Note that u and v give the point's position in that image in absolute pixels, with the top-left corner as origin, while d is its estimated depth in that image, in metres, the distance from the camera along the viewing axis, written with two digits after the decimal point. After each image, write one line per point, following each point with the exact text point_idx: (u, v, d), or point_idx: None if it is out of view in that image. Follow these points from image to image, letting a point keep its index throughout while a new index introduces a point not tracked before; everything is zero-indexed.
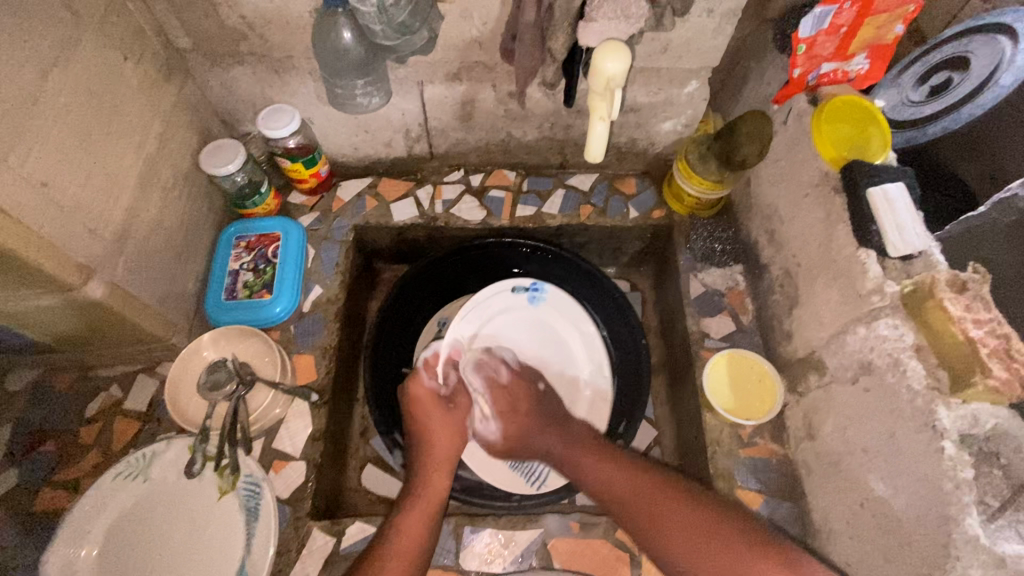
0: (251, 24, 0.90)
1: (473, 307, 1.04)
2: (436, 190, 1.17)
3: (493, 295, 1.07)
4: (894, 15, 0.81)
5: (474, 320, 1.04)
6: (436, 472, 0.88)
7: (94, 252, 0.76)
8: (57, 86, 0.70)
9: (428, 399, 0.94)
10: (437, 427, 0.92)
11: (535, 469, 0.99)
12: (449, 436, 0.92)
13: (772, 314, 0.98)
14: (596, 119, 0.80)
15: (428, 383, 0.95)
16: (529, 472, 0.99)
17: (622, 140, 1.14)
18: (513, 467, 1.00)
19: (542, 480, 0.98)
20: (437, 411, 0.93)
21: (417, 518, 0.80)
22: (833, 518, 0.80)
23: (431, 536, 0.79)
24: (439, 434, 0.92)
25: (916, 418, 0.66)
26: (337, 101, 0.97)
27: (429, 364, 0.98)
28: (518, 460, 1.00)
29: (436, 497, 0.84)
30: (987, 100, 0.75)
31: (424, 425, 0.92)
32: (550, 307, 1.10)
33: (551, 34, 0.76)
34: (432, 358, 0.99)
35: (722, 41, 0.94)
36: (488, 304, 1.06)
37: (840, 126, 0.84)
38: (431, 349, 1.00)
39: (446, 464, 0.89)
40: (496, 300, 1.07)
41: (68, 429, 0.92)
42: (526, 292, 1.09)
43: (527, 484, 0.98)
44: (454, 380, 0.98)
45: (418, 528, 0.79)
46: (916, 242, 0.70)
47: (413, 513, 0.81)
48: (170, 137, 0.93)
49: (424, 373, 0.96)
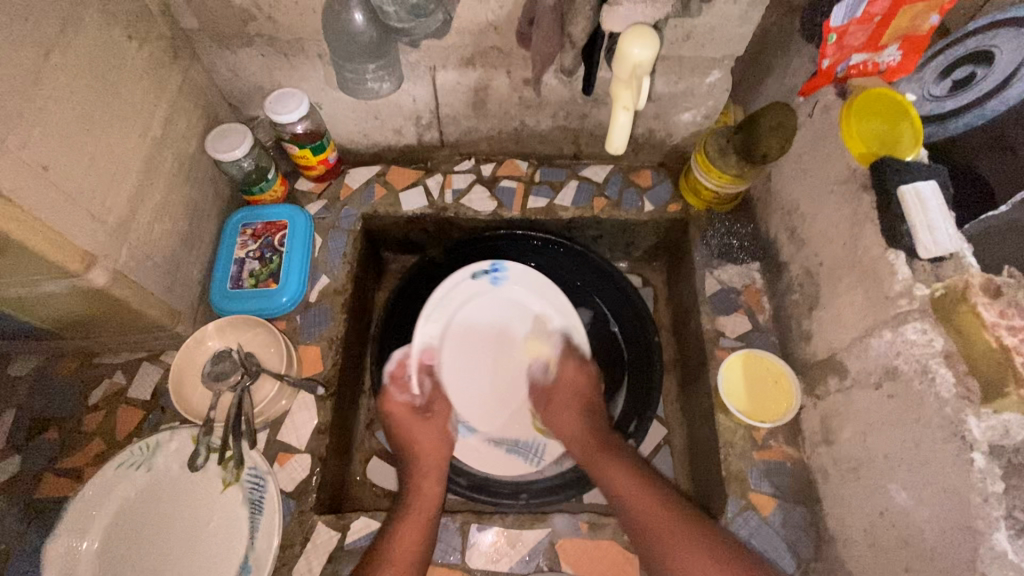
0: (259, 4, 0.87)
1: (435, 307, 1.01)
2: (446, 179, 1.14)
3: (455, 287, 1.03)
4: (930, 5, 0.75)
5: (439, 319, 1.01)
6: (427, 480, 0.87)
7: (97, 238, 0.74)
8: (58, 66, 0.68)
9: (405, 413, 0.94)
10: (424, 441, 0.92)
11: (532, 446, 0.98)
12: (433, 443, 0.92)
13: (790, 314, 0.95)
14: (618, 109, 0.76)
15: (400, 398, 0.95)
16: (528, 451, 0.98)
17: (639, 132, 1.11)
18: (510, 451, 0.98)
19: (541, 455, 0.97)
20: (417, 423, 0.93)
21: (412, 526, 0.79)
22: (849, 526, 0.78)
23: (426, 544, 0.78)
24: (426, 444, 0.92)
25: (944, 427, 0.64)
26: (346, 87, 0.92)
27: (397, 378, 0.98)
28: (515, 444, 0.98)
29: (429, 503, 0.84)
30: (1012, 96, 0.72)
31: (410, 440, 0.92)
32: (518, 284, 1.05)
33: (571, 19, 0.73)
34: (398, 370, 0.98)
35: (748, 29, 0.90)
36: (450, 299, 1.02)
37: (871, 122, 0.79)
38: (396, 361, 0.99)
39: (435, 472, 0.89)
40: (455, 292, 1.03)
41: (71, 416, 0.90)
42: (486, 275, 1.04)
43: (524, 464, 0.97)
44: (428, 385, 0.98)
45: (416, 534, 0.79)
46: (948, 244, 0.67)
47: (407, 523, 0.80)
48: (175, 120, 0.90)
49: (394, 389, 0.96)
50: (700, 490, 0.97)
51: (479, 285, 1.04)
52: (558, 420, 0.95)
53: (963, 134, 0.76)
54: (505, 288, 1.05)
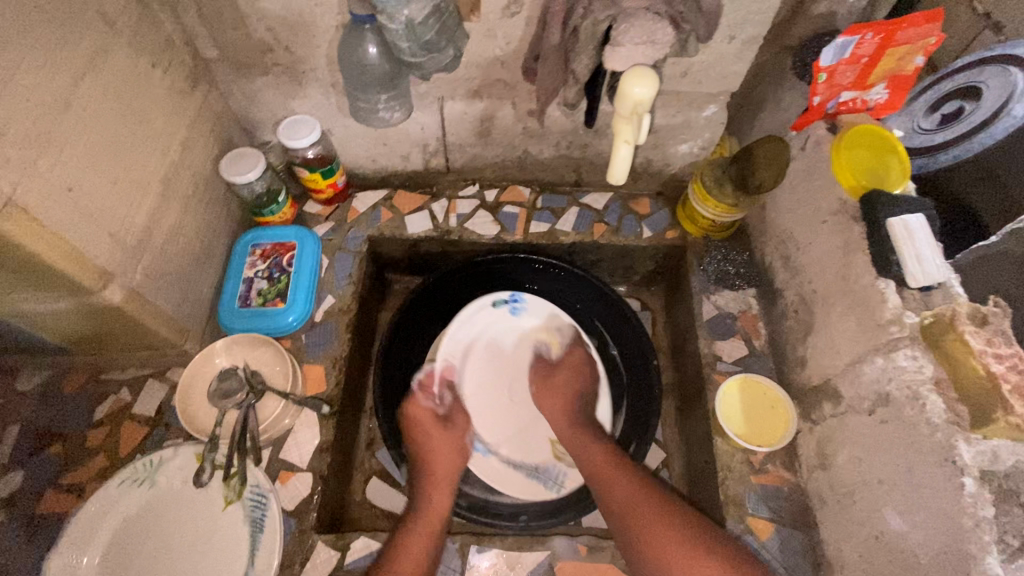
0: (277, 36, 0.92)
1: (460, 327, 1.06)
2: (451, 204, 1.17)
3: (478, 313, 1.09)
4: (915, 47, 0.81)
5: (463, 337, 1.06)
6: (438, 490, 0.89)
7: (115, 257, 0.76)
8: (88, 92, 0.71)
9: (427, 419, 0.96)
10: (441, 451, 0.94)
11: (552, 473, 1.00)
12: (450, 455, 0.94)
13: (785, 339, 0.97)
14: (620, 142, 0.79)
15: (425, 405, 0.98)
16: (547, 478, 1.00)
17: (638, 161, 1.15)
18: (530, 475, 1.00)
19: (560, 484, 0.99)
20: (436, 431, 0.95)
21: (421, 541, 0.80)
22: (846, 551, 0.79)
23: (431, 559, 0.79)
24: (441, 454, 0.93)
25: (935, 452, 0.66)
26: (359, 115, 0.98)
27: (425, 387, 1.01)
28: (536, 470, 1.01)
29: (438, 516, 0.85)
30: (1000, 130, 0.76)
31: (425, 449, 0.93)
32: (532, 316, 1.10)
33: (576, 57, 0.77)
34: (427, 379, 1.02)
35: (743, 67, 0.95)
36: (475, 322, 1.08)
37: (859, 152, 0.84)
38: (424, 370, 1.03)
39: (446, 484, 0.90)
40: (480, 316, 1.08)
41: (75, 432, 0.91)
42: (505, 305, 1.10)
43: (543, 489, 0.99)
44: (447, 398, 1.02)
45: (419, 549, 0.78)
46: (936, 274, 0.70)
47: (414, 535, 0.81)
48: (193, 144, 0.94)
49: (421, 396, 0.99)
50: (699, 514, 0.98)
51: (499, 312, 1.10)
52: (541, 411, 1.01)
53: (953, 166, 0.80)
54: (524, 319, 1.10)
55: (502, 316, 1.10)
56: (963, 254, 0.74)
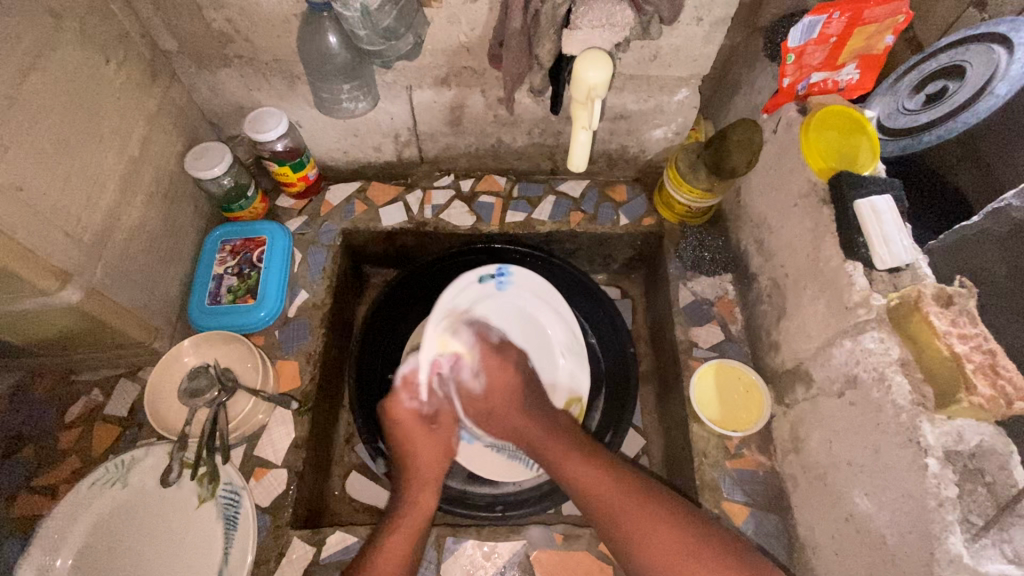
0: (236, 26, 0.90)
1: (446, 308, 0.92)
2: (426, 195, 1.16)
3: (461, 290, 0.96)
4: (884, 26, 0.81)
5: (449, 323, 0.94)
6: (420, 491, 0.85)
7: (72, 256, 0.75)
8: (35, 88, 0.70)
9: (412, 422, 0.89)
10: (427, 455, 0.89)
11: (531, 451, 0.99)
12: (437, 456, 0.89)
13: (760, 324, 0.97)
14: (578, 128, 0.80)
15: (410, 405, 0.89)
16: (527, 456, 0.99)
17: (612, 147, 1.13)
18: (509, 457, 0.99)
19: (539, 460, 0.99)
20: (421, 433, 0.89)
21: (400, 543, 0.77)
22: (818, 533, 0.79)
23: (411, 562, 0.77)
24: (426, 454, 0.89)
25: (900, 434, 0.65)
26: (321, 106, 0.96)
27: (409, 382, 0.91)
28: (516, 450, 0.99)
29: (422, 518, 0.82)
30: (983, 109, 0.72)
31: (408, 447, 0.89)
32: (520, 289, 1.03)
33: (538, 41, 0.76)
34: (410, 375, 0.91)
35: (712, 49, 0.93)
36: (457, 304, 0.95)
37: (828, 133, 0.83)
38: (408, 364, 0.92)
39: (433, 482, 0.87)
40: (464, 294, 0.97)
41: (46, 435, 0.90)
42: (492, 279, 1.01)
43: (524, 469, 0.98)
44: (437, 395, 0.92)
45: (401, 552, 0.76)
46: (903, 256, 0.71)
47: (397, 538, 0.78)
48: (155, 140, 0.92)
49: (404, 394, 0.90)
50: None
51: (485, 288, 1.00)
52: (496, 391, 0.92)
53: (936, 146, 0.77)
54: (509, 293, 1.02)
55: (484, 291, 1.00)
56: (946, 234, 0.73)
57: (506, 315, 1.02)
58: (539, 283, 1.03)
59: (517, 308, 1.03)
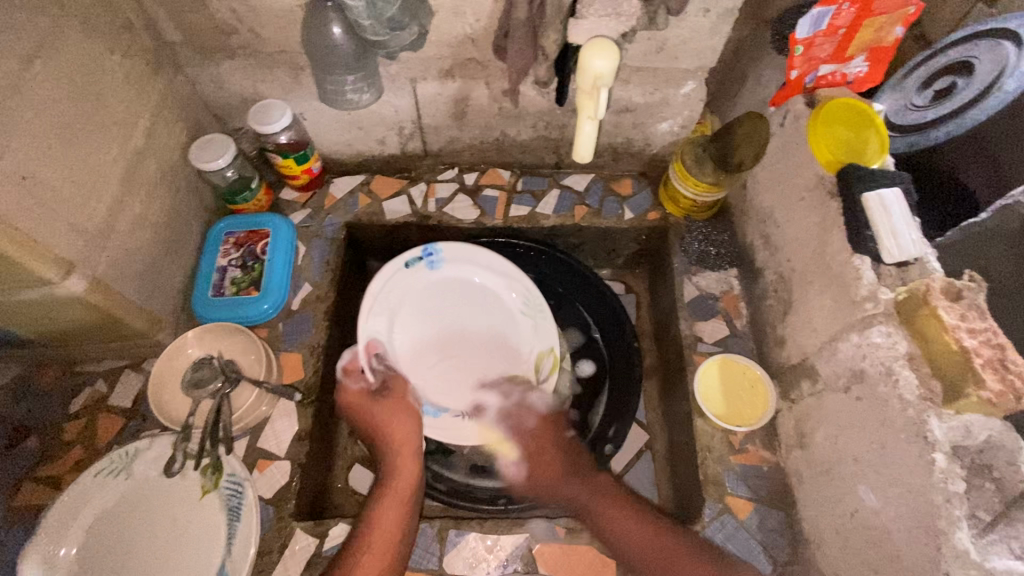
0: (240, 17, 0.89)
1: (374, 300, 0.98)
2: (430, 188, 1.15)
3: (389, 279, 1.00)
4: (894, 17, 0.80)
5: (382, 311, 0.99)
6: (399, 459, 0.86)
7: (76, 247, 0.75)
8: (40, 78, 0.69)
9: (361, 399, 0.91)
10: (392, 423, 0.89)
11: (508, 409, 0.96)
12: (406, 422, 0.89)
13: (766, 318, 0.96)
14: (583, 119, 0.80)
15: (355, 387, 0.93)
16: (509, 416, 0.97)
17: (618, 141, 1.13)
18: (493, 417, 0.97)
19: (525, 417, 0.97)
20: (374, 406, 0.91)
21: (389, 510, 0.79)
22: (823, 528, 0.79)
23: (404, 527, 0.78)
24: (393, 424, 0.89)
25: (908, 428, 0.65)
26: (325, 98, 0.94)
27: (352, 371, 0.95)
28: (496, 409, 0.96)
29: (408, 485, 0.83)
30: (992, 105, 0.72)
31: (375, 422, 0.90)
32: (453, 263, 1.03)
33: (543, 32, 0.75)
34: (352, 363, 0.96)
35: (719, 41, 0.92)
36: (388, 289, 1.00)
37: (839, 129, 0.82)
38: (348, 356, 0.96)
39: (410, 447, 0.87)
40: (392, 283, 1.01)
41: (51, 426, 0.91)
42: (421, 261, 1.02)
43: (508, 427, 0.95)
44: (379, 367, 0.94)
45: (390, 520, 0.78)
46: (912, 249, 0.69)
47: (385, 506, 0.80)
48: (159, 131, 0.92)
49: (349, 381, 0.94)
50: (680, 495, 0.98)
51: (414, 271, 1.02)
52: (540, 471, 0.91)
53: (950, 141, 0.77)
54: (443, 269, 1.03)
55: (415, 275, 1.02)
56: (953, 231, 0.72)
57: (445, 293, 1.03)
58: (469, 254, 1.03)
59: (456, 283, 1.03)
